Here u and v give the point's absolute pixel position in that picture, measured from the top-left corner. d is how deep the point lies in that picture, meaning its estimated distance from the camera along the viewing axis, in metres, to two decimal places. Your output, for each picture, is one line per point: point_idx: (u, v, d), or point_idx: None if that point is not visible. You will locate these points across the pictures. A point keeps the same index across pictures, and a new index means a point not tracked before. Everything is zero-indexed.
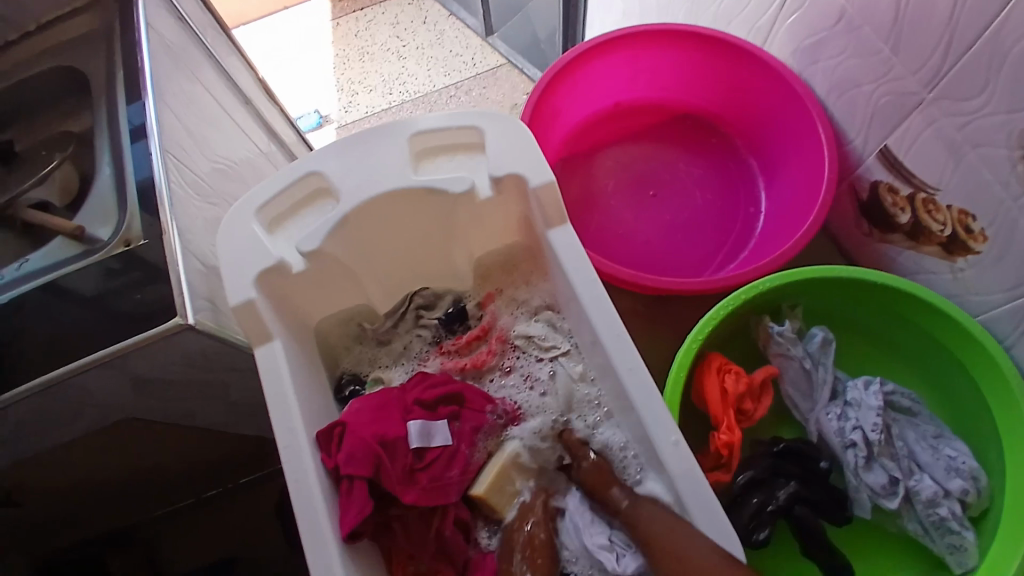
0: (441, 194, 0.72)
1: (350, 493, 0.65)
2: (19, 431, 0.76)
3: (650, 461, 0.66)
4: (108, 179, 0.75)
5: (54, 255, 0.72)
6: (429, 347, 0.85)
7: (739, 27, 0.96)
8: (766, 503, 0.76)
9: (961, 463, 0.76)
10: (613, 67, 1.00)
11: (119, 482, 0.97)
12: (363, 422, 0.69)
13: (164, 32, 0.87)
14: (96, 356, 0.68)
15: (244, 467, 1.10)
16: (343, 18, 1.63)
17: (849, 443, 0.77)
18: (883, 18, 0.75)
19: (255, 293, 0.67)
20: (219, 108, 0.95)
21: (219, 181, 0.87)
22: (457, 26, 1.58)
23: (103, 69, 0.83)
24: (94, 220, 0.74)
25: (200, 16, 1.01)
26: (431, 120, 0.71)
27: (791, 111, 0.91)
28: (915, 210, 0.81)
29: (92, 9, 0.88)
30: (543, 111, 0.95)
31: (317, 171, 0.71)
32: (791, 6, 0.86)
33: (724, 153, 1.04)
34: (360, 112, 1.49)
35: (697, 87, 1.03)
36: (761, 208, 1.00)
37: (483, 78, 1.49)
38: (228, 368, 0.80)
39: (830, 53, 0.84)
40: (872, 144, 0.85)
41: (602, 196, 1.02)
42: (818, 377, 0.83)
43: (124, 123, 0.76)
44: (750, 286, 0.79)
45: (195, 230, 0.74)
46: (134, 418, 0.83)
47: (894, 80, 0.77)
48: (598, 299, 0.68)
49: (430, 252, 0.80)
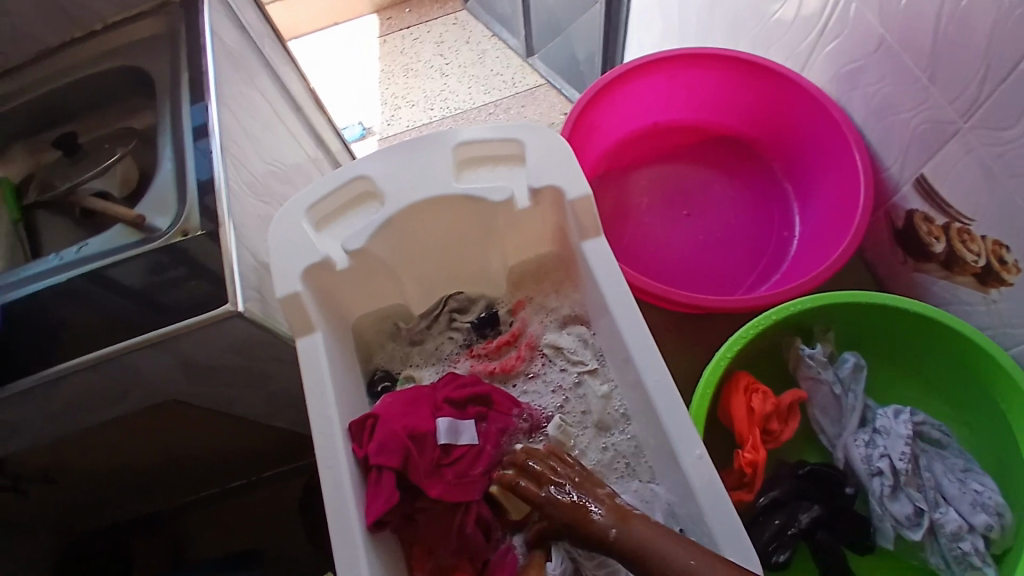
0: (480, 201, 0.75)
1: (378, 482, 0.67)
2: (67, 409, 0.80)
3: (672, 473, 0.67)
4: (167, 174, 0.80)
5: (111, 241, 0.77)
6: (460, 350, 0.86)
7: (779, 53, 0.98)
8: (788, 525, 0.77)
9: (987, 498, 0.74)
10: (652, 87, 1.02)
11: (149, 465, 1.01)
12: (396, 414, 0.72)
13: (227, 38, 0.92)
14: (147, 337, 0.72)
15: (275, 460, 1.13)
16: (390, 36, 1.70)
17: (876, 471, 0.77)
18: (920, 47, 0.76)
19: (301, 286, 0.70)
20: (273, 113, 1.00)
21: (271, 181, 0.91)
22: (499, 47, 1.63)
23: (168, 70, 0.88)
24: (153, 211, 0.78)
25: (259, 26, 1.06)
26: (474, 131, 0.75)
27: (827, 136, 0.93)
28: (950, 240, 0.82)
29: (157, 14, 0.94)
30: (583, 126, 0.97)
31: (363, 175, 0.74)
32: (830, 33, 0.88)
33: (760, 176, 1.06)
34: (402, 125, 1.54)
35: (735, 110, 1.05)
36: (795, 232, 1.01)
37: (521, 97, 1.53)
38: (269, 359, 0.83)
39: (869, 80, 0.86)
40: (908, 172, 0.85)
41: (636, 212, 1.04)
42: (847, 402, 0.83)
43: (185, 124, 0.80)
44: (781, 307, 0.80)
45: (247, 223, 0.79)
46: (175, 401, 0.86)
47: (931, 109, 0.78)
48: (628, 309, 0.70)
49: (467, 258, 0.83)
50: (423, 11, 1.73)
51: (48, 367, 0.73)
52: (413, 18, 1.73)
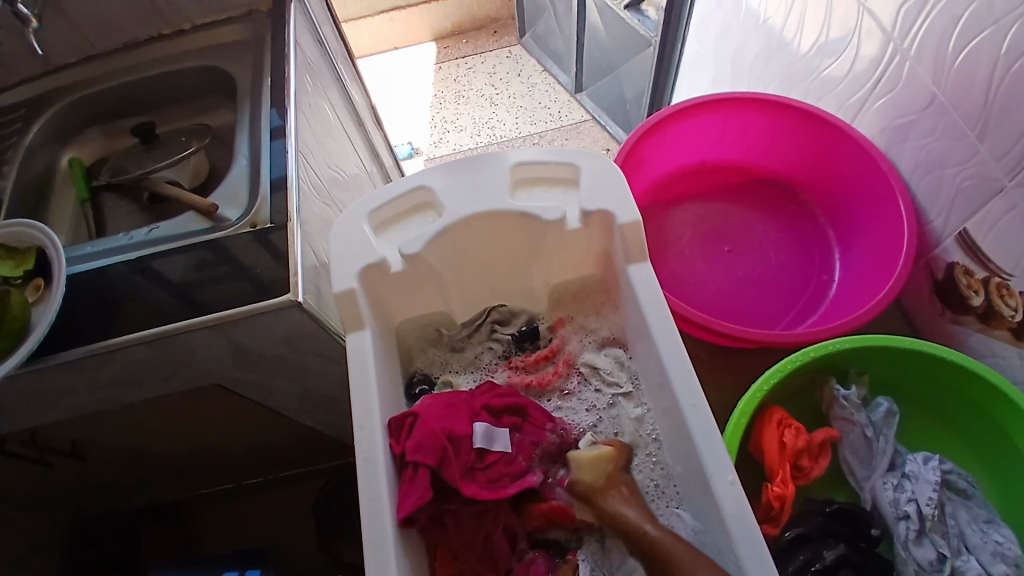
0: (533, 219, 0.78)
1: (413, 478, 0.69)
2: (112, 384, 0.82)
3: (701, 495, 0.67)
4: (242, 169, 0.85)
5: (183, 226, 0.83)
6: (498, 360, 0.89)
7: (829, 104, 1.02)
8: (812, 561, 0.75)
9: (1007, 549, 0.75)
10: (702, 126, 1.06)
11: (180, 450, 1.04)
12: (434, 416, 0.74)
13: (307, 51, 0.99)
14: (205, 320, 0.75)
15: (299, 459, 1.16)
16: (445, 64, 1.78)
17: (903, 515, 0.77)
18: (971, 106, 0.79)
19: (356, 284, 0.74)
20: (339, 124, 1.06)
21: (333, 186, 0.96)
22: (549, 82, 1.70)
23: (250, 75, 0.95)
24: (225, 200, 0.84)
25: (335, 43, 1.14)
26: (535, 153, 0.79)
27: (873, 185, 0.95)
28: (989, 294, 0.83)
29: (244, 21, 1.01)
30: (634, 157, 1.01)
31: (424, 185, 0.78)
32: (882, 88, 0.91)
33: (802, 221, 1.08)
34: (449, 147, 1.60)
35: (783, 155, 1.08)
36: (834, 276, 1.02)
37: (567, 131, 1.60)
38: (313, 353, 0.86)
39: (917, 134, 0.88)
40: (952, 226, 0.87)
41: (678, 245, 1.07)
42: (878, 446, 0.83)
43: (265, 125, 0.86)
44: (819, 345, 0.81)
45: (311, 221, 0.83)
46: (216, 386, 0.89)
47: (978, 165, 0.80)
48: (669, 332, 0.72)
49: (515, 272, 0.86)
50: (479, 43, 1.82)
51: (105, 338, 0.76)
52: (468, 48, 1.81)
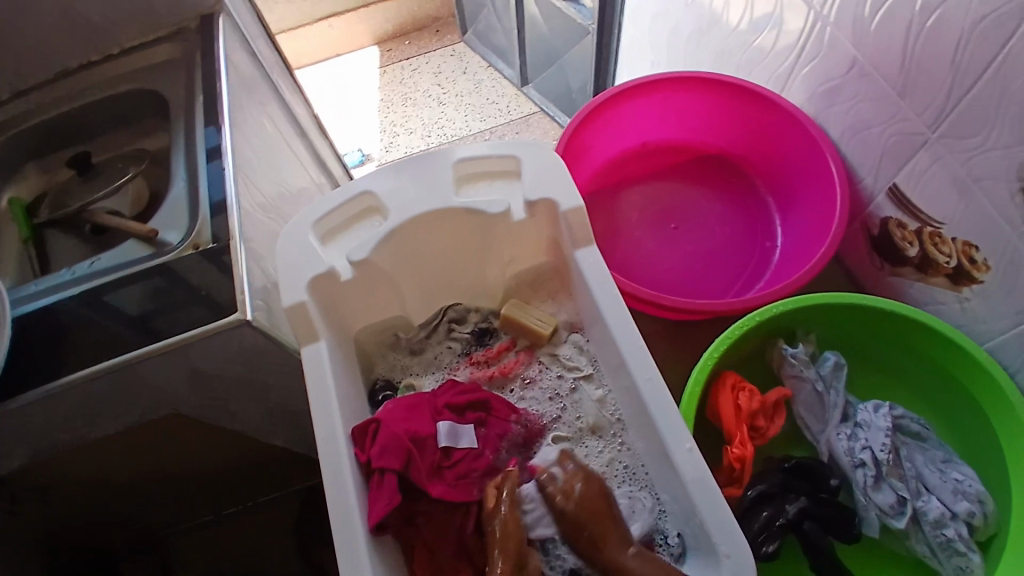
0: (479, 215, 0.79)
1: (381, 485, 0.69)
2: (68, 422, 0.81)
3: (665, 469, 0.69)
4: (182, 190, 0.84)
5: (125, 255, 0.82)
6: (459, 358, 0.89)
7: (760, 76, 1.04)
8: (776, 517, 0.79)
9: (967, 486, 0.78)
10: (641, 108, 1.08)
11: (150, 481, 1.02)
12: (396, 419, 0.74)
13: (240, 68, 0.97)
14: (154, 347, 0.75)
15: (273, 482, 1.15)
16: (390, 67, 1.76)
17: (859, 463, 0.80)
18: (891, 66, 0.81)
19: (306, 296, 0.73)
20: (280, 138, 1.05)
21: (278, 200, 0.96)
22: (495, 77, 1.69)
23: (183, 96, 0.92)
24: (166, 224, 0.83)
25: (270, 57, 1.12)
26: (475, 149, 0.79)
27: (806, 152, 0.98)
28: (923, 244, 0.87)
29: (175, 41, 0.98)
30: (574, 146, 1.03)
31: (369, 190, 0.78)
32: (806, 57, 0.93)
33: (743, 191, 1.11)
34: (399, 151, 1.60)
35: (719, 129, 1.10)
36: (777, 242, 1.05)
37: (516, 124, 1.59)
38: (272, 370, 0.86)
39: (843, 99, 0.91)
40: (882, 182, 0.90)
41: (627, 226, 1.08)
42: (829, 399, 0.85)
43: (200, 146, 0.84)
44: (763, 309, 0.84)
45: (257, 238, 0.82)
46: (176, 415, 0.88)
47: (902, 122, 0.83)
48: (620, 313, 0.73)
49: (466, 269, 0.87)
50: (422, 43, 1.80)
51: (57, 378, 0.75)
52: (412, 49, 1.79)
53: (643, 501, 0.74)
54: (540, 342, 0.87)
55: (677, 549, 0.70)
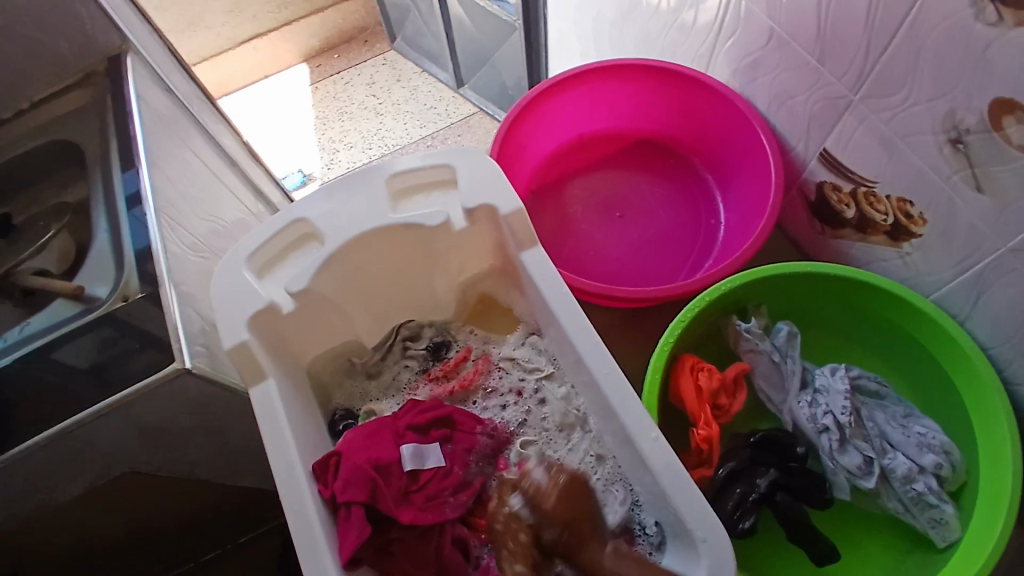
0: (419, 228, 0.77)
1: (349, 517, 0.66)
2: (19, 493, 0.77)
3: (635, 461, 0.68)
4: (105, 243, 0.79)
5: (54, 316, 0.75)
6: (417, 376, 0.88)
7: (684, 56, 1.05)
8: (748, 493, 0.79)
9: (932, 439, 0.80)
10: (572, 102, 1.08)
11: (116, 547, 0.96)
12: (357, 448, 0.72)
13: (155, 105, 0.93)
14: (95, 409, 0.72)
15: (244, 523, 1.08)
16: (321, 83, 1.72)
17: (823, 428, 0.81)
18: (806, 33, 0.82)
19: (247, 335, 0.70)
20: (207, 172, 1.01)
21: (211, 238, 0.92)
22: (430, 82, 1.66)
23: (97, 142, 0.87)
24: (92, 279, 0.77)
25: (187, 89, 1.07)
26: (408, 161, 0.76)
27: (738, 127, 0.99)
28: (859, 205, 0.88)
29: (84, 86, 0.92)
30: (509, 147, 1.02)
31: (302, 217, 0.75)
32: (725, 32, 0.93)
33: (682, 171, 1.11)
34: (341, 168, 1.56)
35: (651, 113, 1.10)
36: (721, 219, 1.06)
37: (457, 127, 1.57)
38: (224, 413, 0.82)
39: (766, 70, 0.92)
40: (812, 149, 0.91)
41: (572, 221, 1.08)
42: (787, 368, 0.86)
43: (119, 193, 0.80)
44: (713, 288, 0.85)
45: (189, 280, 0.79)
46: (133, 473, 0.84)
47: (824, 87, 0.84)
48: (572, 311, 0.72)
49: (412, 285, 0.85)
50: (351, 55, 1.75)
51: (5, 449, 0.72)
52: (342, 62, 1.75)
53: (612, 496, 0.74)
54: (488, 329, 0.89)
55: (656, 537, 0.71)
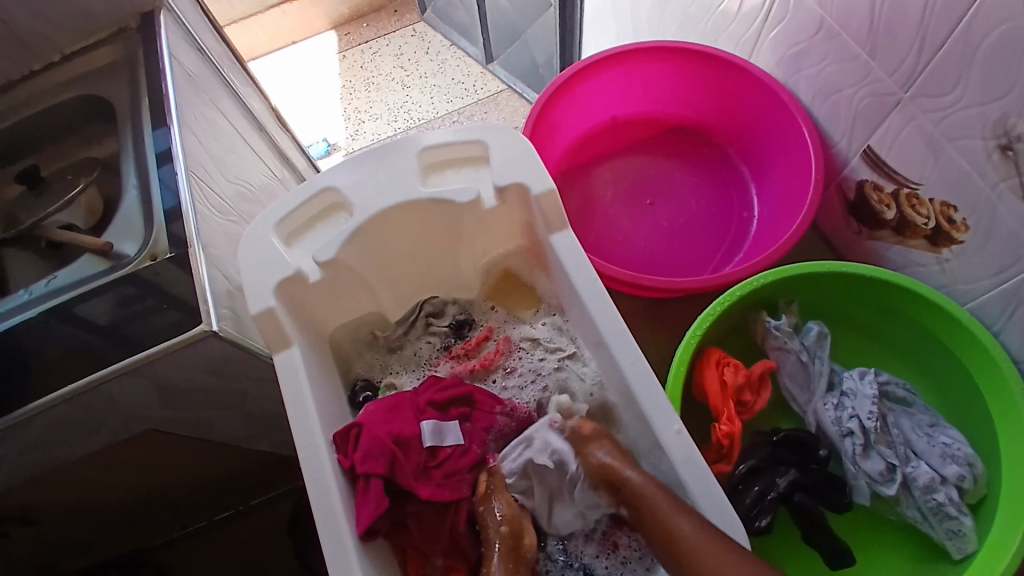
0: (448, 204, 0.76)
1: (367, 491, 0.67)
2: (45, 443, 0.78)
3: (654, 451, 0.68)
4: (134, 199, 0.79)
5: (80, 272, 0.75)
6: (439, 353, 0.88)
7: (726, 42, 1.03)
8: (767, 491, 0.79)
9: (956, 450, 0.78)
10: (609, 83, 1.06)
11: (131, 503, 0.98)
12: (377, 422, 0.72)
13: (186, 63, 0.92)
14: (119, 366, 0.72)
15: (259, 485, 1.09)
16: (349, 51, 1.69)
17: (847, 432, 0.81)
18: (859, 25, 0.79)
19: (274, 301, 0.70)
20: (235, 134, 1.00)
21: (239, 202, 0.92)
22: (459, 56, 1.63)
23: (127, 97, 0.86)
24: (120, 237, 0.77)
25: (217, 48, 1.05)
26: (438, 135, 0.75)
27: (779, 119, 0.97)
28: (900, 206, 0.86)
29: (116, 42, 0.91)
30: (542, 125, 1.00)
31: (332, 186, 0.74)
32: (772, 20, 0.91)
33: (716, 162, 1.09)
34: (367, 139, 1.55)
35: (688, 99, 1.08)
36: (754, 212, 1.04)
37: (484, 104, 1.54)
38: (245, 376, 0.83)
39: (812, 61, 0.89)
40: (855, 145, 0.89)
41: (601, 204, 1.07)
42: (814, 368, 0.86)
43: (149, 150, 0.79)
44: (744, 283, 0.84)
45: (217, 243, 0.79)
46: (156, 431, 0.85)
47: (873, 83, 0.82)
48: (601, 297, 0.71)
49: (440, 261, 0.84)
50: (380, 24, 1.72)
51: (32, 401, 0.73)
52: (370, 31, 1.72)
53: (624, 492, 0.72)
54: (510, 308, 0.88)
55: None
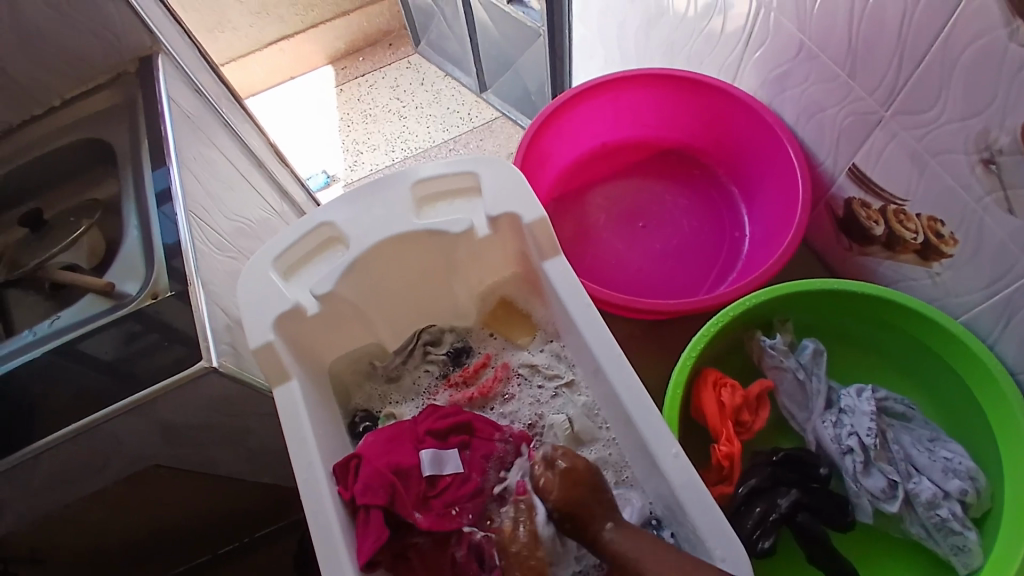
0: (441, 234, 0.77)
1: (367, 522, 0.67)
2: (49, 482, 0.78)
3: (655, 475, 0.68)
4: (134, 240, 0.80)
5: (83, 313, 0.76)
6: (437, 381, 0.88)
7: (711, 66, 1.05)
8: (769, 512, 0.79)
9: (958, 464, 0.78)
10: (597, 111, 1.08)
11: (136, 541, 0.97)
12: (376, 454, 0.73)
13: (185, 105, 0.94)
14: (124, 403, 0.73)
15: (264, 518, 1.08)
16: (346, 85, 1.73)
17: (847, 449, 0.81)
18: (838, 46, 0.81)
19: (273, 335, 0.71)
20: (234, 173, 1.03)
21: (237, 238, 0.93)
22: (453, 86, 1.66)
23: (128, 139, 0.88)
24: (123, 276, 0.78)
25: (215, 88, 1.08)
26: (431, 168, 0.77)
27: (765, 140, 0.98)
28: (888, 222, 0.87)
29: (114, 86, 0.93)
30: (533, 154, 1.02)
31: (327, 221, 0.76)
32: (755, 43, 0.93)
33: (706, 183, 1.11)
34: (364, 169, 1.57)
35: (676, 123, 1.10)
36: (745, 231, 1.05)
37: (479, 131, 1.57)
38: (246, 411, 0.84)
39: (795, 82, 0.91)
40: (842, 163, 0.91)
41: (595, 229, 1.08)
42: (812, 386, 0.86)
43: (148, 189, 0.81)
44: (739, 302, 0.85)
45: (216, 280, 0.80)
46: (158, 467, 0.85)
47: (854, 102, 0.84)
48: (594, 321, 0.72)
49: (435, 292, 0.85)
50: (376, 58, 1.76)
51: (34, 440, 0.74)
52: (366, 65, 1.76)
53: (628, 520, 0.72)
54: (507, 335, 0.89)
55: None
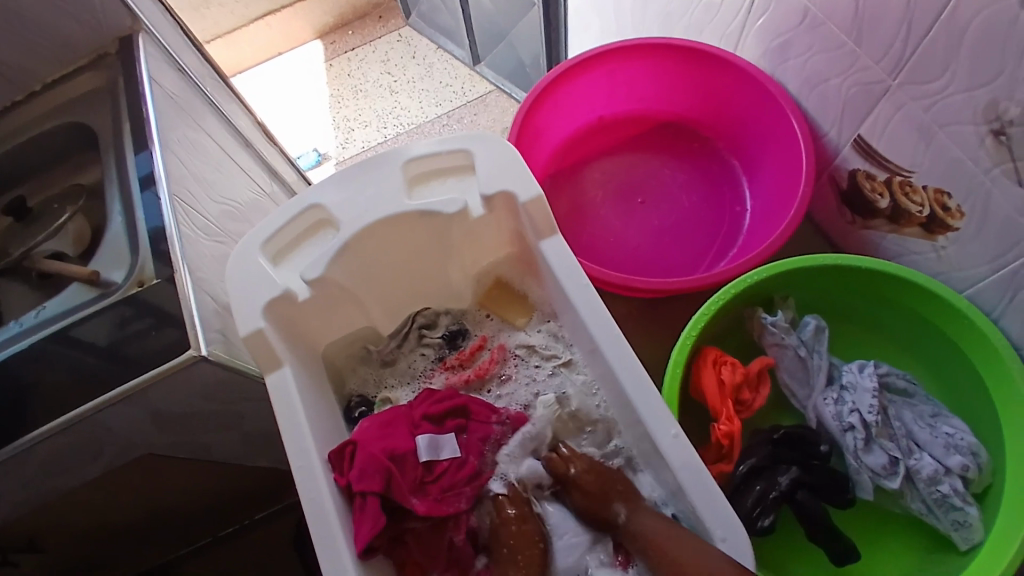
0: (436, 215, 0.75)
1: (364, 507, 0.66)
2: (44, 471, 0.78)
3: (653, 456, 0.67)
4: (119, 226, 0.78)
5: (68, 303, 0.74)
6: (433, 365, 0.88)
7: (711, 35, 1.01)
8: (769, 490, 0.78)
9: (960, 440, 0.78)
10: (594, 84, 1.05)
11: (135, 525, 0.97)
12: (372, 439, 0.71)
13: (168, 85, 0.91)
14: (118, 392, 0.73)
15: (262, 500, 1.09)
16: (335, 60, 1.68)
17: (848, 427, 0.80)
18: (844, 14, 0.78)
19: (263, 322, 0.69)
20: (221, 154, 1.00)
21: (225, 221, 0.91)
22: (445, 58, 1.62)
23: (110, 123, 0.85)
24: (108, 264, 0.76)
25: (199, 67, 1.04)
26: (423, 146, 0.74)
27: (766, 111, 0.96)
28: (893, 195, 0.84)
29: (97, 67, 0.90)
30: (528, 130, 0.99)
31: (317, 203, 0.74)
32: (757, 10, 0.90)
33: (706, 157, 1.08)
34: (357, 147, 1.54)
35: (674, 95, 1.07)
36: (745, 206, 1.03)
37: (473, 106, 1.53)
38: (239, 396, 0.83)
39: (798, 51, 0.88)
40: (845, 135, 0.88)
41: (592, 206, 1.06)
42: (813, 363, 0.85)
43: (131, 175, 0.78)
44: (737, 281, 0.84)
45: (204, 267, 0.79)
46: (154, 455, 0.85)
47: (860, 72, 0.81)
48: (591, 300, 0.70)
49: (429, 274, 0.83)
50: (366, 31, 1.71)
51: (25, 433, 0.73)
52: (356, 39, 1.71)
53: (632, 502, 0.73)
54: (503, 315, 0.87)
55: None
